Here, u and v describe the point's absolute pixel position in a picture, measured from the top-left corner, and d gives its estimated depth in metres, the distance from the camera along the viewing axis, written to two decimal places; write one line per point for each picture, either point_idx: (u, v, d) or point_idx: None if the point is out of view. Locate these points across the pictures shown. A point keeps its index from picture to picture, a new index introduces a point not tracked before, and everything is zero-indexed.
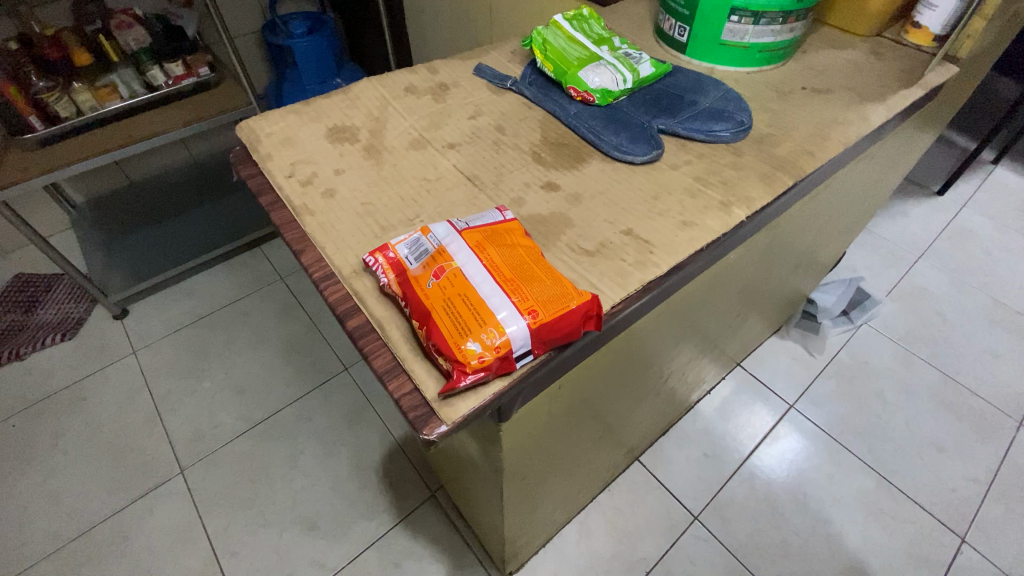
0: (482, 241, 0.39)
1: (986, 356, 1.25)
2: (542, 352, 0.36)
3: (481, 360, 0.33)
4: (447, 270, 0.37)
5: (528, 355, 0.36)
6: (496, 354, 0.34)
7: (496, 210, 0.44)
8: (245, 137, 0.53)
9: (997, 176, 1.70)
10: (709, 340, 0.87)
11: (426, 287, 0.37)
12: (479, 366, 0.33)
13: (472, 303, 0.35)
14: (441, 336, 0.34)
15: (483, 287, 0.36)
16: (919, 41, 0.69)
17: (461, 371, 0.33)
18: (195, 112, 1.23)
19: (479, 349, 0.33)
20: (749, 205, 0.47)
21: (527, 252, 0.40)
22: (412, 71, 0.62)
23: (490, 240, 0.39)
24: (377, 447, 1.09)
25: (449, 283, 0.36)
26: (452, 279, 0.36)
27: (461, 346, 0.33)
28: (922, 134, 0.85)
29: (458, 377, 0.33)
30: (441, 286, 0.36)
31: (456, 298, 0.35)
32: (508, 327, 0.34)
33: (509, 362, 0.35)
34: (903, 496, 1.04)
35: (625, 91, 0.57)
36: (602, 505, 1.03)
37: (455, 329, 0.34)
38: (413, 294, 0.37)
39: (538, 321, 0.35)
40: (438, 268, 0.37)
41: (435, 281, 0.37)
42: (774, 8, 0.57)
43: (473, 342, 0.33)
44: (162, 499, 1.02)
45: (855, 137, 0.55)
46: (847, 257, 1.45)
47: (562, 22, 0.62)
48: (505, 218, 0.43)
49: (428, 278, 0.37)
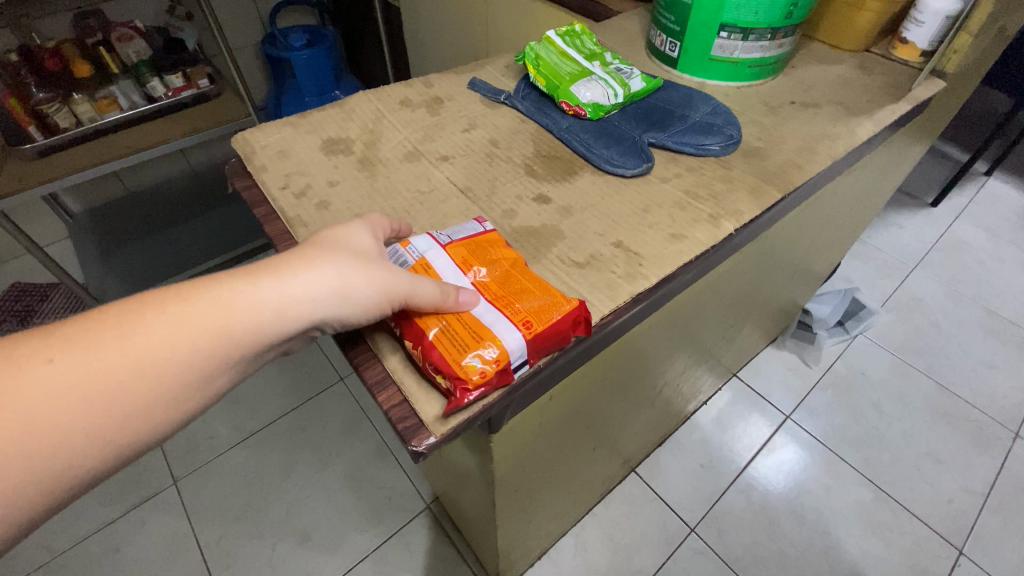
0: (468, 257, 0.40)
1: (982, 367, 1.26)
2: (538, 361, 0.37)
3: (482, 374, 0.33)
4: None
5: (525, 365, 0.36)
6: (496, 368, 0.34)
7: (475, 220, 0.44)
8: (240, 149, 0.53)
9: (989, 187, 1.72)
10: (704, 350, 0.87)
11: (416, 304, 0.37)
12: (481, 381, 0.33)
13: (467, 321, 0.36)
14: (440, 354, 0.34)
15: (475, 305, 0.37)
16: (907, 56, 0.70)
17: (464, 389, 0.33)
18: (194, 123, 1.25)
19: (480, 365, 0.34)
20: (738, 219, 0.48)
21: (512, 262, 0.41)
22: (408, 84, 0.62)
23: (475, 254, 0.40)
24: (372, 457, 1.08)
25: None
26: None
27: (461, 363, 0.34)
28: (912, 146, 0.86)
29: (462, 394, 0.33)
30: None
31: (451, 317, 0.36)
32: (506, 340, 0.34)
33: (509, 374, 0.35)
34: (901, 508, 1.04)
35: (617, 106, 0.58)
36: (599, 517, 1.03)
37: (454, 346, 0.35)
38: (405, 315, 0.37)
39: (537, 334, 0.35)
40: None
41: None
42: (762, 25, 0.58)
43: (474, 357, 0.34)
44: (154, 512, 1.01)
45: (842, 151, 0.56)
46: (842, 267, 1.45)
47: (555, 38, 0.63)
48: (485, 228, 0.43)
49: None
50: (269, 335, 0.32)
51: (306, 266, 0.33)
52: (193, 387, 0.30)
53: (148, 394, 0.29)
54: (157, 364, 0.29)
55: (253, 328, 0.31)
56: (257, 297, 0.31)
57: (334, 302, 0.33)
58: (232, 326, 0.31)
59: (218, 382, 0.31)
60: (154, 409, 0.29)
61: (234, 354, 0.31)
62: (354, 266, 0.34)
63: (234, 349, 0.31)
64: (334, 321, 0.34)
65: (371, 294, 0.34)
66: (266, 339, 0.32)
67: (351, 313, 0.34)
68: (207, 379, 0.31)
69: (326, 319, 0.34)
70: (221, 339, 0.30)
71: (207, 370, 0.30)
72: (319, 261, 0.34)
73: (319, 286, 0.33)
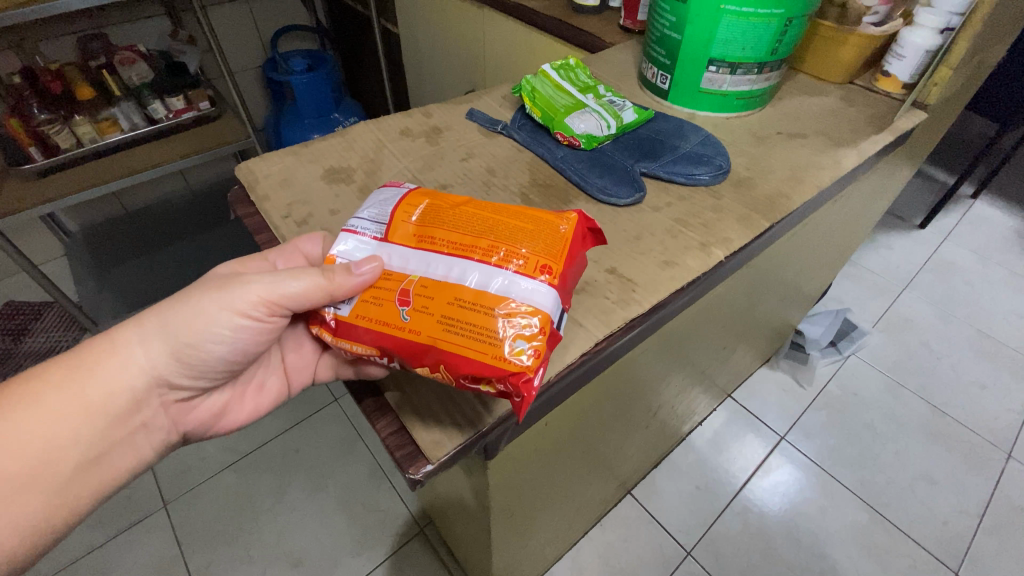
0: (423, 235, 0.39)
1: (974, 388, 1.27)
2: (567, 305, 0.37)
3: (534, 353, 0.33)
4: (413, 291, 0.36)
5: (562, 314, 0.36)
6: (542, 333, 0.33)
7: (391, 188, 0.44)
8: (243, 178, 0.54)
9: (976, 210, 1.75)
10: (699, 371, 0.88)
11: (404, 322, 0.35)
12: (537, 358, 0.33)
13: (471, 306, 0.34)
14: (473, 362, 0.33)
15: (468, 281, 0.35)
16: (890, 88, 0.73)
17: (526, 377, 0.32)
18: (193, 145, 1.28)
19: (526, 345, 0.33)
20: (728, 246, 0.49)
21: (464, 212, 0.40)
22: (407, 114, 0.64)
23: (424, 227, 0.39)
24: (367, 479, 1.07)
25: (426, 303, 0.35)
26: (423, 297, 0.36)
27: (507, 356, 0.32)
28: (898, 172, 0.89)
29: (527, 384, 0.33)
30: (422, 311, 0.35)
31: (449, 310, 0.35)
32: (534, 302, 0.34)
33: (553, 336, 0.35)
34: (897, 530, 1.04)
35: (610, 137, 0.59)
36: (594, 540, 1.02)
37: (481, 345, 0.33)
38: (397, 340, 0.35)
39: (558, 280, 0.35)
40: (403, 295, 0.36)
41: (409, 308, 0.36)
42: (749, 60, 0.61)
43: (514, 343, 0.33)
44: (144, 535, 0.99)
45: (828, 181, 0.58)
46: (834, 288, 1.48)
47: (550, 71, 0.65)
48: (405, 192, 0.43)
49: (399, 310, 0.36)
50: (115, 398, 0.39)
51: (113, 335, 0.39)
52: (67, 461, 0.37)
53: (25, 479, 0.36)
54: (21, 455, 0.36)
55: (99, 397, 0.39)
56: (82, 373, 0.38)
57: (159, 348, 0.40)
58: (73, 404, 0.38)
59: (92, 451, 0.39)
60: (44, 487, 0.37)
61: (94, 422, 0.38)
62: (174, 313, 0.39)
63: (90, 419, 0.38)
64: (167, 362, 0.40)
65: (188, 326, 0.39)
66: (114, 402, 0.39)
67: (183, 351, 0.40)
68: (79, 450, 0.38)
69: (160, 364, 0.40)
70: (68, 414, 0.37)
71: (72, 442, 0.37)
72: (122, 327, 0.39)
73: (133, 346, 0.39)
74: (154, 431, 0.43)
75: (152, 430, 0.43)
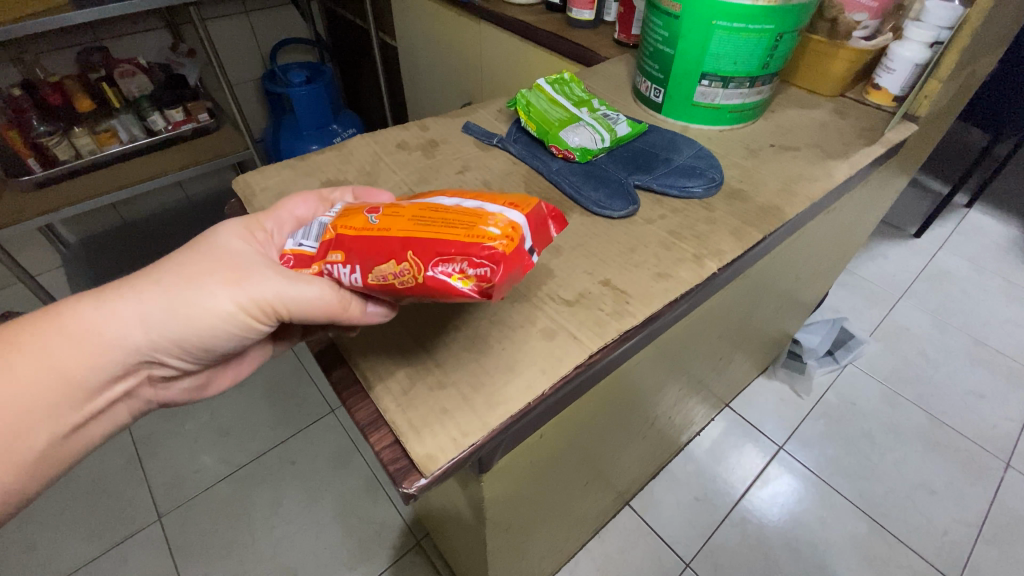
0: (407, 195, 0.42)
1: (971, 397, 1.27)
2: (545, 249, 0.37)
3: (504, 239, 0.32)
4: (388, 208, 0.37)
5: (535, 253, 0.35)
6: (513, 231, 0.33)
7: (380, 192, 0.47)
8: (240, 191, 0.55)
9: (970, 219, 1.77)
10: (696, 381, 0.88)
11: (373, 225, 0.36)
12: (505, 243, 0.32)
13: (444, 213, 0.35)
14: (440, 244, 0.32)
15: (444, 203, 0.37)
16: (880, 101, 0.75)
17: (492, 256, 0.31)
18: (193, 157, 1.29)
19: (496, 232, 0.33)
20: (721, 258, 0.50)
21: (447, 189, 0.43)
22: (404, 128, 0.65)
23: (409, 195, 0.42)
24: (364, 491, 1.07)
25: (398, 212, 0.36)
26: (397, 210, 0.37)
27: (475, 237, 0.32)
28: (891, 182, 0.90)
29: (495, 263, 0.31)
30: (392, 216, 0.36)
31: (422, 215, 0.35)
32: (507, 212, 0.34)
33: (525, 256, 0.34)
34: (897, 541, 1.03)
35: (604, 150, 0.60)
36: (593, 552, 1.01)
37: (450, 232, 0.33)
38: (367, 238, 0.35)
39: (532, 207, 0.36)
40: (376, 210, 0.37)
41: (381, 216, 0.36)
42: (741, 74, 0.62)
43: (485, 229, 0.33)
44: (138, 548, 0.98)
45: (820, 193, 0.58)
46: (830, 297, 1.48)
47: (545, 85, 0.66)
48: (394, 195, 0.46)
49: (370, 219, 0.36)
50: (98, 373, 0.37)
51: (104, 308, 0.36)
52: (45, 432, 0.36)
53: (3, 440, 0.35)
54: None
55: (87, 367, 0.37)
56: (63, 340, 0.36)
57: (160, 328, 0.37)
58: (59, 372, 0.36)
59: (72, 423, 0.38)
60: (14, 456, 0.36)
61: (71, 395, 0.37)
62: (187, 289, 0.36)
63: (74, 388, 0.37)
64: (165, 343, 0.38)
65: (183, 312, 0.36)
66: (98, 373, 0.37)
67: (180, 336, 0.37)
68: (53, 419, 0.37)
69: (158, 346, 0.38)
70: (42, 380, 0.35)
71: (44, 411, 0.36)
72: (117, 290, 0.37)
73: (134, 321, 0.37)
74: (136, 399, 0.42)
75: (135, 399, 0.42)
